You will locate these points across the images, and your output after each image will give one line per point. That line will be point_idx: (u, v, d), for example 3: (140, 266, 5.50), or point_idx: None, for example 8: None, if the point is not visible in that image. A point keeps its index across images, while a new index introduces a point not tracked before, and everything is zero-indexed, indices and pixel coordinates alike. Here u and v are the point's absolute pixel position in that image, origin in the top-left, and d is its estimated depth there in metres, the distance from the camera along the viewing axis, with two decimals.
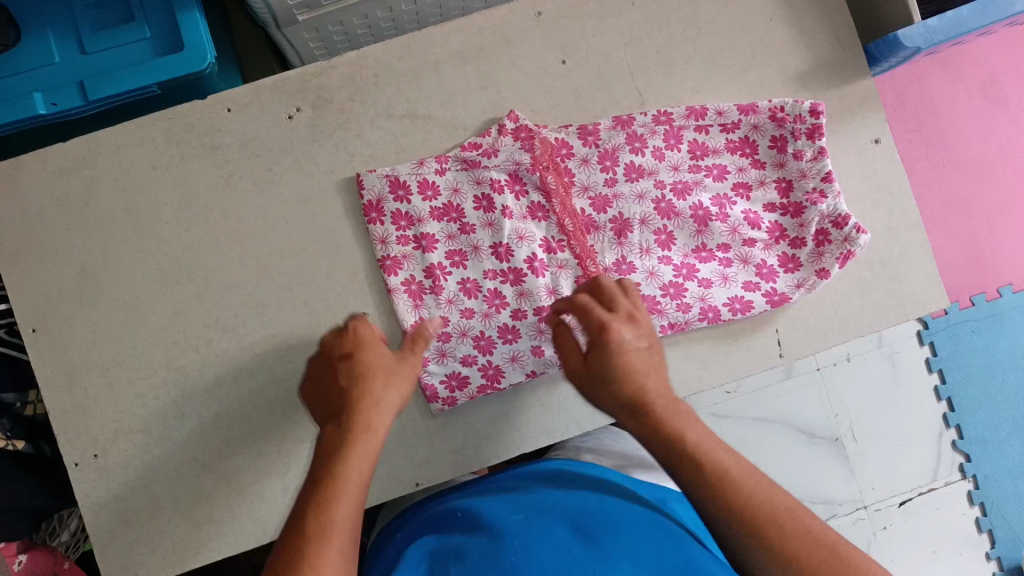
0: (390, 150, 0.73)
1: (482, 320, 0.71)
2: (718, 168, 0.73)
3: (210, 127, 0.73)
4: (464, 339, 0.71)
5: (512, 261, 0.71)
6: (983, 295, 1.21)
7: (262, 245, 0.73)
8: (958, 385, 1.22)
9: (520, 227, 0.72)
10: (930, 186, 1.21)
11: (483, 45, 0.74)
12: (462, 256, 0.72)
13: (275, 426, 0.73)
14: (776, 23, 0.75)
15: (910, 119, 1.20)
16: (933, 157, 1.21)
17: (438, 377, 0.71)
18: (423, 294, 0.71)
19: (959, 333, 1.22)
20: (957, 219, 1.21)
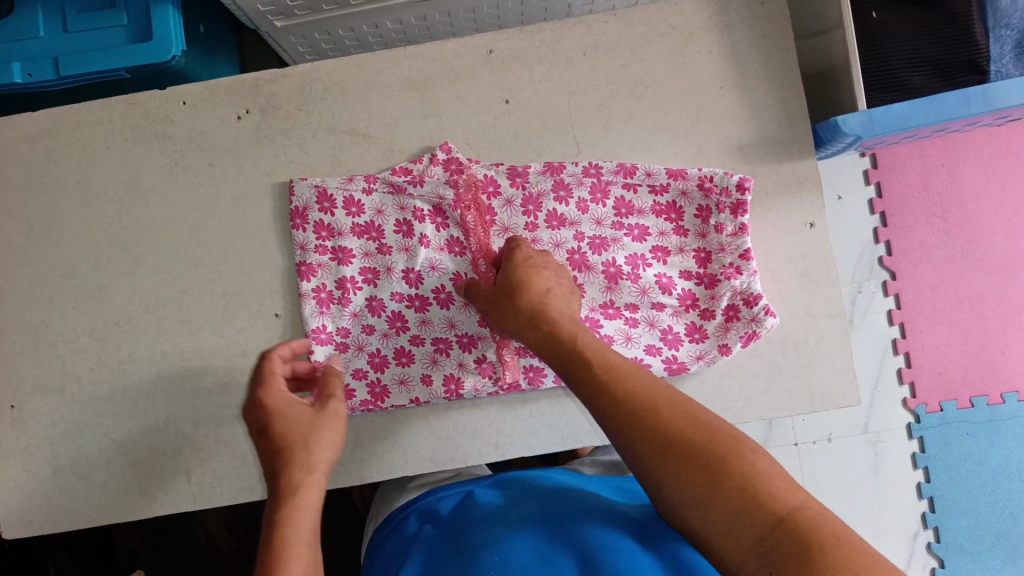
0: (327, 163, 0.75)
1: (381, 339, 0.74)
2: (639, 229, 0.73)
3: (164, 117, 0.77)
4: (359, 353, 0.74)
5: (421, 289, 0.73)
6: (985, 398, 1.15)
7: (194, 234, 0.76)
8: (944, 488, 1.16)
9: (433, 257, 0.74)
10: (946, 277, 1.15)
11: (431, 74, 0.75)
12: (374, 275, 0.74)
13: (176, 408, 0.76)
14: (726, 92, 0.73)
15: (934, 205, 1.15)
16: (953, 248, 1.15)
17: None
18: (331, 303, 0.74)
19: (951, 432, 1.15)
20: (968, 315, 1.15)
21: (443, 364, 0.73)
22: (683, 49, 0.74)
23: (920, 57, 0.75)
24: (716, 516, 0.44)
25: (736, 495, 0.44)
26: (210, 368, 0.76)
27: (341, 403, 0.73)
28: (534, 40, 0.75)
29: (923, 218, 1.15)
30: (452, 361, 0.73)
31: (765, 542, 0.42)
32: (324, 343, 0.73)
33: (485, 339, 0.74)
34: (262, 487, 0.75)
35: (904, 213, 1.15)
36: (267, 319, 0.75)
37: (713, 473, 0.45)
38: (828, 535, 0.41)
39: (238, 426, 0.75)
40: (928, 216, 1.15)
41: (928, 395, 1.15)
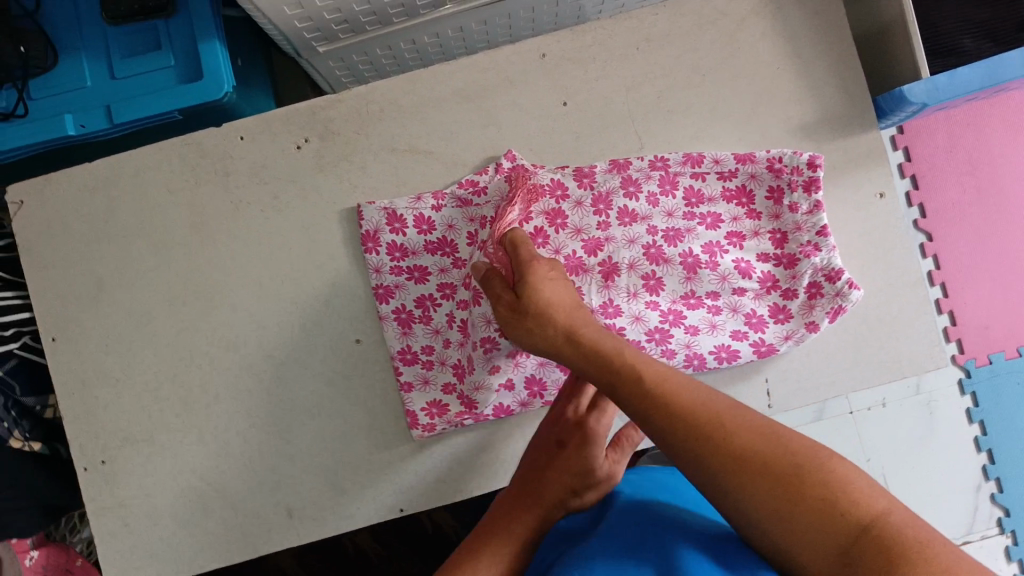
0: (392, 184, 0.75)
1: (460, 349, 0.75)
2: (712, 216, 0.73)
3: (223, 154, 0.76)
4: (445, 368, 0.75)
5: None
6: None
7: (267, 269, 0.76)
8: (1001, 438, 1.17)
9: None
10: (983, 234, 1.16)
11: (486, 84, 0.75)
12: (451, 289, 0.74)
13: (268, 443, 0.76)
14: (782, 72, 0.74)
15: (963, 162, 1.16)
16: (987, 206, 1.16)
17: (422, 400, 0.74)
18: (412, 322, 0.75)
19: (1000, 381, 1.16)
20: (1009, 274, 1.16)
21: (507, 362, 0.74)
22: (735, 34, 0.74)
23: (967, 21, 0.77)
24: (799, 523, 0.45)
25: (817, 505, 0.45)
26: (299, 401, 0.76)
27: (434, 421, 0.74)
28: (585, 40, 0.75)
29: (953, 176, 1.15)
30: (516, 357, 0.74)
31: (850, 548, 0.43)
32: (411, 363, 0.75)
33: None
34: (363, 514, 0.75)
35: (932, 175, 1.15)
36: (349, 345, 0.75)
37: (791, 486, 0.45)
38: (915, 539, 0.42)
39: (333, 454, 0.75)
40: (958, 174, 1.15)
41: (975, 349, 1.16)
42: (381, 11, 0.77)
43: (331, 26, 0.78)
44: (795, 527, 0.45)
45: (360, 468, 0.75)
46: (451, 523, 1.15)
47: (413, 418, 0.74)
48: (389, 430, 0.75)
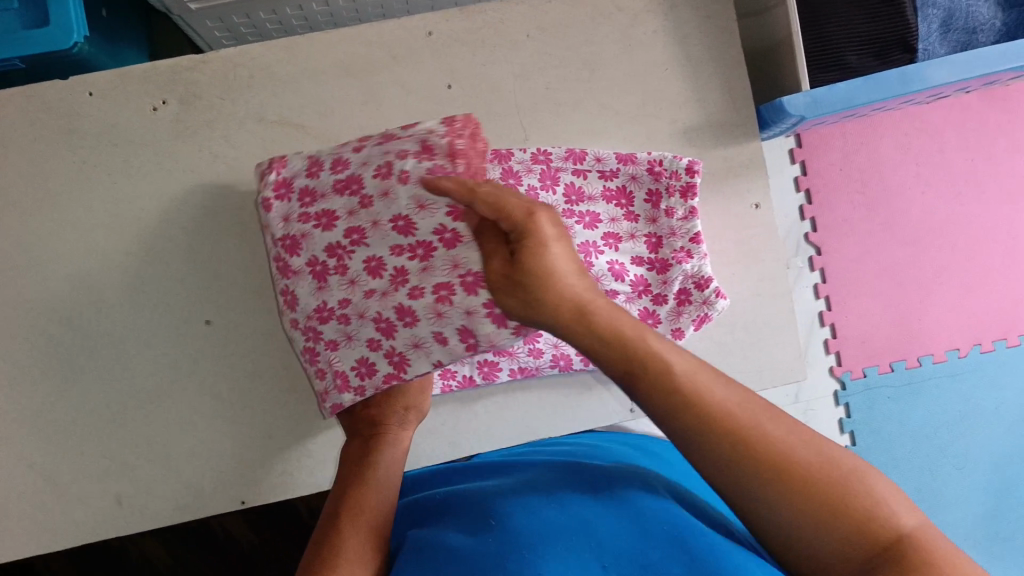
0: (258, 156, 0.70)
1: (381, 301, 0.59)
2: (590, 215, 0.70)
3: (68, 110, 0.69)
4: (363, 322, 0.60)
5: (417, 234, 0.57)
6: (904, 362, 1.22)
7: (111, 237, 0.70)
8: (869, 449, 1.21)
9: (419, 193, 0.57)
10: (868, 249, 1.20)
11: (367, 58, 0.71)
12: (362, 234, 0.59)
13: (101, 427, 0.69)
14: (672, 74, 0.73)
15: (855, 179, 1.20)
16: (874, 221, 1.20)
17: (347, 364, 0.62)
18: (326, 274, 0.61)
19: (872, 396, 1.21)
20: (888, 284, 1.21)
21: (450, 317, 0.57)
22: (629, 30, 0.72)
23: (857, 35, 0.77)
24: (819, 531, 0.40)
25: (845, 520, 0.39)
26: (139, 383, 0.70)
27: (341, 395, 0.63)
28: (476, 21, 0.71)
29: (846, 191, 1.20)
30: (458, 311, 0.56)
31: (871, 560, 0.38)
32: (330, 321, 0.61)
33: None
34: (202, 504, 0.70)
35: (828, 189, 1.19)
36: (199, 326, 0.70)
37: (829, 498, 0.39)
38: (948, 561, 0.38)
39: (172, 441, 0.70)
40: (850, 192, 1.20)
41: (853, 362, 1.20)
42: None
43: None
44: (809, 535, 0.40)
45: (201, 457, 0.70)
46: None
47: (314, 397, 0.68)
48: (239, 418, 0.71)
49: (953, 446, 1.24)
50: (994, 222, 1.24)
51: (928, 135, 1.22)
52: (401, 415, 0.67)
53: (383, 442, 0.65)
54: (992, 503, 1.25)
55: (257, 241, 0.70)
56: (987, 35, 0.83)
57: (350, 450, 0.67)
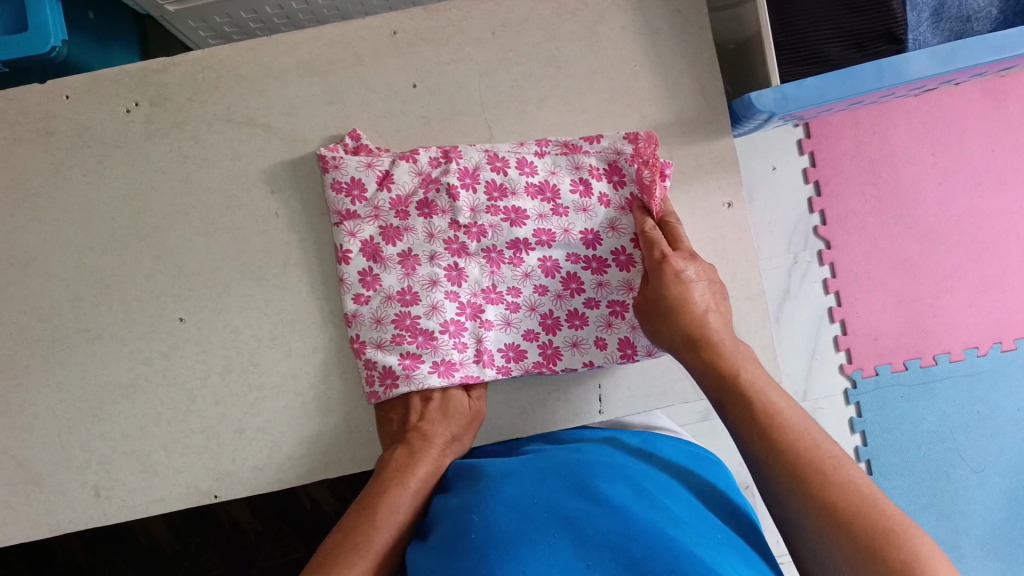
0: (226, 156, 0.71)
1: (554, 300, 0.71)
2: (560, 211, 0.70)
3: (45, 113, 0.71)
4: (531, 314, 0.71)
5: (599, 250, 0.70)
6: (917, 359, 1.18)
7: (86, 236, 0.71)
8: (880, 449, 1.18)
9: (613, 218, 0.70)
10: (877, 243, 1.16)
11: (332, 58, 0.71)
12: (550, 236, 0.70)
13: (80, 421, 0.72)
14: (641, 70, 0.72)
15: (866, 171, 1.16)
16: (884, 214, 1.17)
17: (495, 345, 0.71)
18: (501, 262, 0.70)
19: (887, 395, 1.17)
20: (898, 279, 1.17)
21: (619, 327, 0.71)
22: (595, 26, 0.72)
23: (837, 29, 0.75)
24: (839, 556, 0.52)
25: None
26: (115, 378, 0.72)
27: (482, 369, 0.70)
28: (440, 20, 0.71)
29: (857, 184, 1.16)
30: (626, 324, 0.71)
31: None
32: (495, 304, 0.71)
33: (458, 326, 0.70)
34: (175, 498, 0.72)
35: (836, 181, 1.16)
36: (172, 323, 0.72)
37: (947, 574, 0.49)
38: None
39: (147, 435, 0.72)
40: (860, 183, 1.16)
41: (864, 360, 1.16)
42: None
43: None
44: None
45: (174, 451, 0.72)
46: (332, 508, 1.14)
47: (370, 382, 0.69)
48: (210, 414, 0.72)
49: (970, 449, 1.20)
50: (1014, 218, 1.18)
51: (943, 121, 1.17)
52: (447, 433, 0.68)
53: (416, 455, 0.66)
54: (1011, 509, 1.20)
55: (226, 240, 0.71)
56: (983, 22, 0.80)
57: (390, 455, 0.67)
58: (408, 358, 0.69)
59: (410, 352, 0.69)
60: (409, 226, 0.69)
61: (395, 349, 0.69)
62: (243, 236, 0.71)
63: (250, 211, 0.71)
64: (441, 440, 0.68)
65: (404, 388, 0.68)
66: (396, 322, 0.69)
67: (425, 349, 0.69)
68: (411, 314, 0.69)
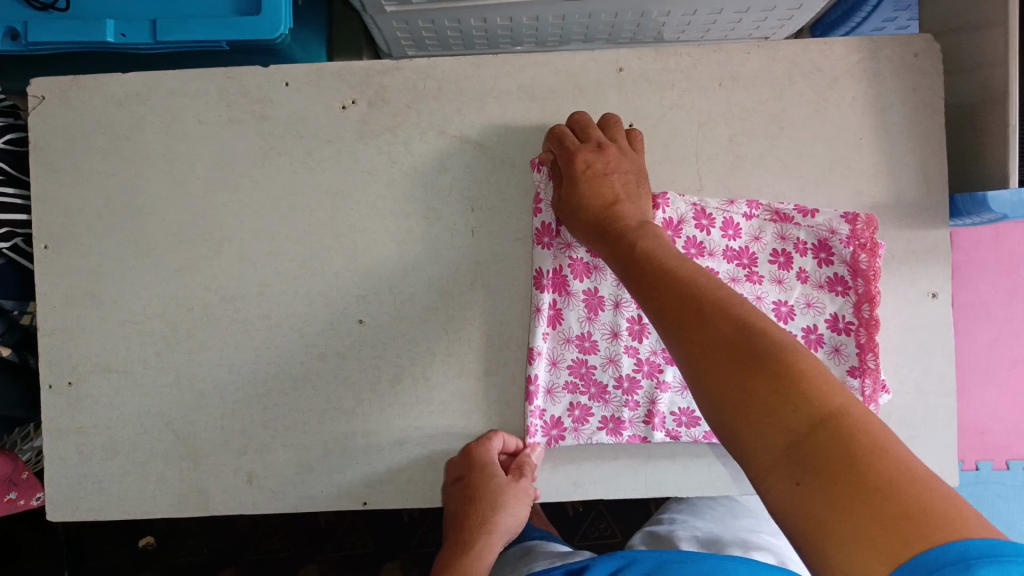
0: (433, 167, 0.71)
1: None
2: (753, 276, 0.70)
3: (263, 97, 0.71)
4: None
5: (790, 324, 0.69)
6: (1023, 461, 1.13)
7: (283, 224, 0.72)
8: None
9: (810, 294, 0.69)
10: (1003, 337, 1.11)
11: (554, 86, 0.71)
12: None
13: (245, 404, 0.72)
14: (866, 144, 0.70)
15: (1002, 263, 1.10)
16: (1016, 309, 1.11)
17: (668, 408, 0.70)
18: None
19: (982, 491, 1.15)
20: (1018, 376, 1.12)
21: None
22: (826, 93, 0.70)
23: None
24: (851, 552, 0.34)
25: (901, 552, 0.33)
26: (287, 369, 0.72)
27: (650, 431, 0.69)
28: (669, 64, 0.70)
29: (989, 273, 1.11)
30: None
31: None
32: (675, 364, 0.70)
33: (634, 381, 0.69)
34: (324, 498, 0.71)
35: (969, 268, 1.11)
36: (351, 325, 0.71)
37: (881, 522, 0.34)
38: None
39: (308, 431, 0.72)
40: (994, 274, 1.11)
41: (965, 453, 1.14)
42: None
43: None
44: None
45: (331, 451, 0.71)
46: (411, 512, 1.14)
47: (533, 432, 0.69)
48: (373, 422, 0.71)
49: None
50: None
51: None
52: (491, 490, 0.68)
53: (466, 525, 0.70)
54: None
55: (418, 250, 0.71)
56: None
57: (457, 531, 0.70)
58: (578, 408, 0.70)
59: (583, 403, 0.70)
60: (600, 266, 0.69)
61: (566, 397, 0.70)
62: (435, 249, 0.71)
63: (447, 225, 0.71)
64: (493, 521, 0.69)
65: (571, 440, 0.70)
66: (572, 368, 0.70)
67: (597, 402, 0.70)
68: (587, 361, 0.70)
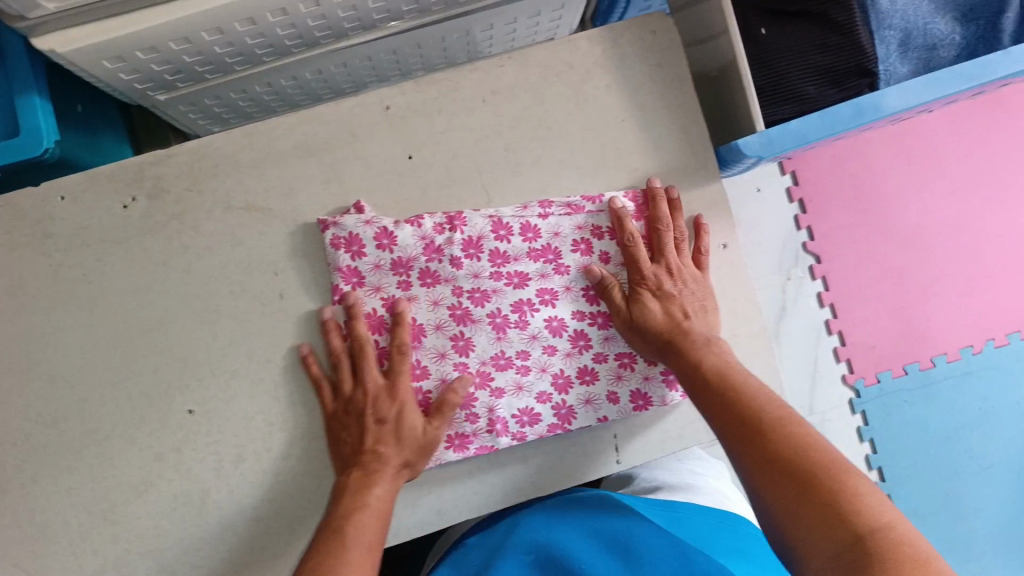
0: (227, 243, 0.71)
1: (564, 359, 0.71)
2: (561, 268, 0.72)
3: (41, 216, 0.71)
4: (542, 375, 0.71)
5: (602, 305, 0.72)
6: (916, 364, 1.18)
7: (90, 334, 0.71)
8: (891, 456, 1.18)
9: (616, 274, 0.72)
10: (864, 255, 1.18)
11: (327, 137, 0.72)
12: (552, 295, 0.71)
13: (90, 525, 0.69)
14: (628, 124, 0.74)
15: (848, 188, 1.19)
16: (868, 226, 1.19)
17: (508, 412, 0.70)
18: (507, 327, 0.71)
19: (890, 402, 1.18)
20: (890, 289, 1.18)
21: (630, 380, 0.72)
22: (582, 87, 0.73)
23: (812, 67, 0.78)
24: None
25: None
26: (126, 479, 0.70)
27: (496, 438, 0.70)
28: (432, 92, 0.73)
29: (838, 197, 1.19)
30: (637, 375, 0.72)
31: None
32: (505, 368, 0.71)
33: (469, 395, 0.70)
34: None
35: (819, 198, 1.19)
36: (181, 416, 0.70)
37: None
38: None
39: (162, 534, 0.69)
40: (843, 199, 1.19)
41: (865, 369, 1.17)
42: (218, 62, 0.73)
43: (165, 76, 0.73)
44: None
45: (190, 547, 0.69)
46: None
47: None
48: (226, 508, 0.70)
49: (978, 447, 1.20)
50: (996, 217, 1.21)
51: (922, 137, 1.21)
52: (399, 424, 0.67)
53: (367, 494, 0.64)
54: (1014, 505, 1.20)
55: (231, 325, 0.71)
56: (948, 49, 0.83)
57: (347, 481, 0.65)
58: None
59: None
60: (413, 296, 0.71)
61: None
62: (248, 321, 0.71)
63: (254, 294, 0.71)
64: (395, 463, 0.66)
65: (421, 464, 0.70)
66: None
67: None
68: (421, 389, 0.70)
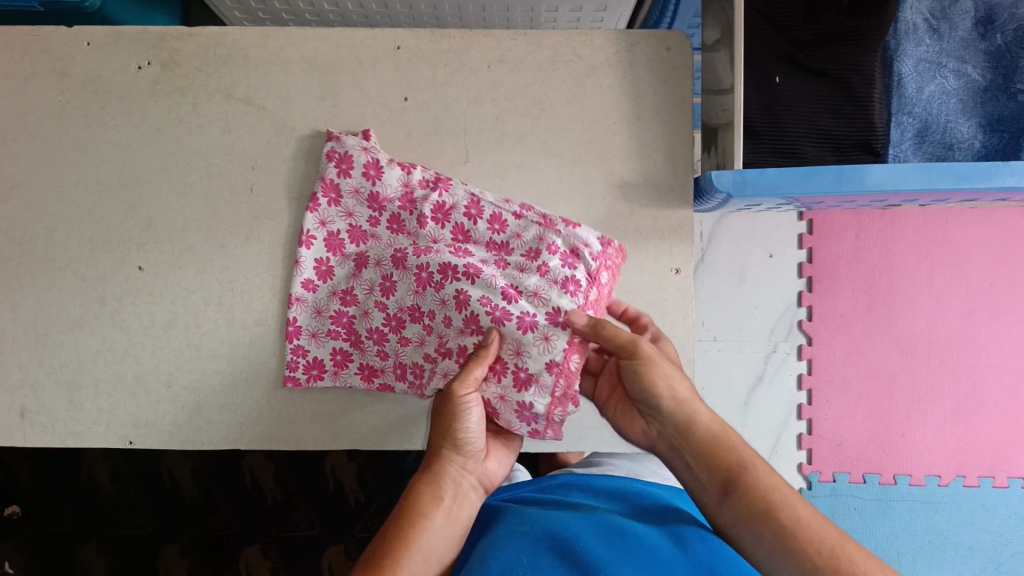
0: (217, 127, 0.76)
1: (456, 334, 0.65)
2: (501, 260, 0.68)
3: (64, 54, 0.76)
4: (437, 343, 0.67)
5: (512, 304, 0.63)
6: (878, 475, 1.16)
7: (73, 172, 0.76)
8: None
9: (542, 287, 0.64)
10: (858, 347, 1.15)
11: (334, 57, 0.76)
12: (475, 271, 0.65)
13: (24, 342, 0.75)
14: (619, 128, 0.75)
15: (863, 276, 1.14)
16: (874, 323, 1.14)
17: (410, 360, 0.70)
18: (426, 284, 0.67)
19: (837, 500, 1.16)
20: (876, 389, 1.15)
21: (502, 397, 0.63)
22: (585, 80, 0.75)
23: (818, 129, 0.78)
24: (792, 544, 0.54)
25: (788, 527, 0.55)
26: (65, 311, 0.75)
27: (396, 382, 0.72)
28: (442, 44, 0.75)
29: (851, 287, 1.14)
30: (496, 389, 0.63)
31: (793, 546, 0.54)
32: (415, 322, 0.69)
33: (383, 335, 0.71)
34: (91, 434, 0.75)
35: (830, 281, 1.14)
36: (129, 270, 0.75)
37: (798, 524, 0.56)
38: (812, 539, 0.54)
39: (82, 369, 0.75)
40: (854, 288, 1.14)
41: (824, 464, 1.16)
42: None
43: None
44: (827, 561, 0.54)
45: (101, 389, 0.75)
46: (268, 481, 1.17)
47: (292, 364, 0.73)
48: (144, 365, 0.75)
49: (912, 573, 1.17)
50: (1006, 347, 1.15)
51: (947, 244, 1.14)
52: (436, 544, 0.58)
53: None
54: None
55: (198, 202, 0.75)
56: (964, 152, 0.80)
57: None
58: (338, 354, 0.73)
59: (343, 349, 0.73)
60: (375, 234, 0.73)
61: (329, 343, 0.74)
62: (214, 204, 0.75)
63: (229, 181, 0.75)
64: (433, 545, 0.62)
65: (329, 380, 0.73)
66: (334, 317, 0.73)
67: (355, 349, 0.73)
68: (347, 313, 0.72)
